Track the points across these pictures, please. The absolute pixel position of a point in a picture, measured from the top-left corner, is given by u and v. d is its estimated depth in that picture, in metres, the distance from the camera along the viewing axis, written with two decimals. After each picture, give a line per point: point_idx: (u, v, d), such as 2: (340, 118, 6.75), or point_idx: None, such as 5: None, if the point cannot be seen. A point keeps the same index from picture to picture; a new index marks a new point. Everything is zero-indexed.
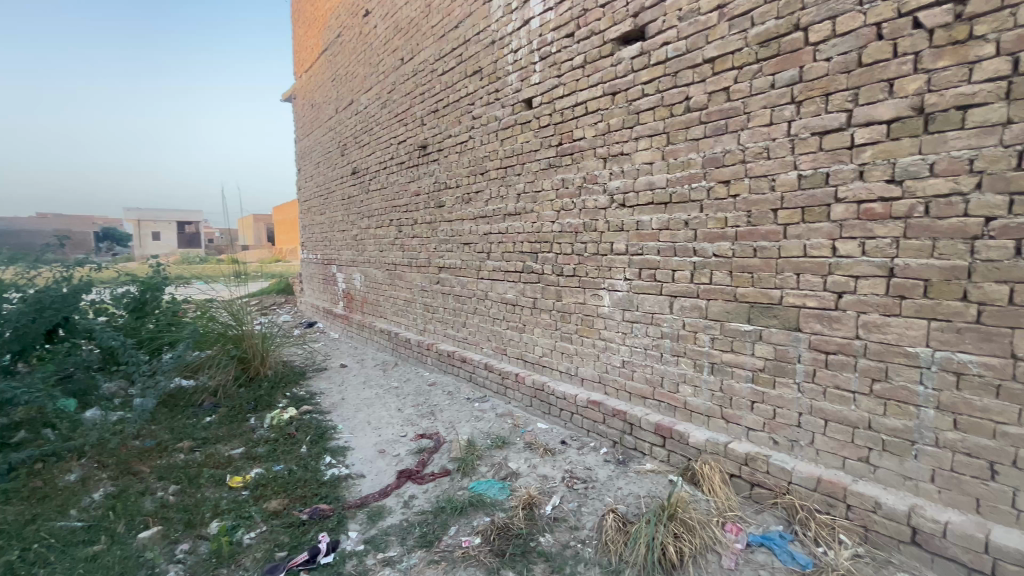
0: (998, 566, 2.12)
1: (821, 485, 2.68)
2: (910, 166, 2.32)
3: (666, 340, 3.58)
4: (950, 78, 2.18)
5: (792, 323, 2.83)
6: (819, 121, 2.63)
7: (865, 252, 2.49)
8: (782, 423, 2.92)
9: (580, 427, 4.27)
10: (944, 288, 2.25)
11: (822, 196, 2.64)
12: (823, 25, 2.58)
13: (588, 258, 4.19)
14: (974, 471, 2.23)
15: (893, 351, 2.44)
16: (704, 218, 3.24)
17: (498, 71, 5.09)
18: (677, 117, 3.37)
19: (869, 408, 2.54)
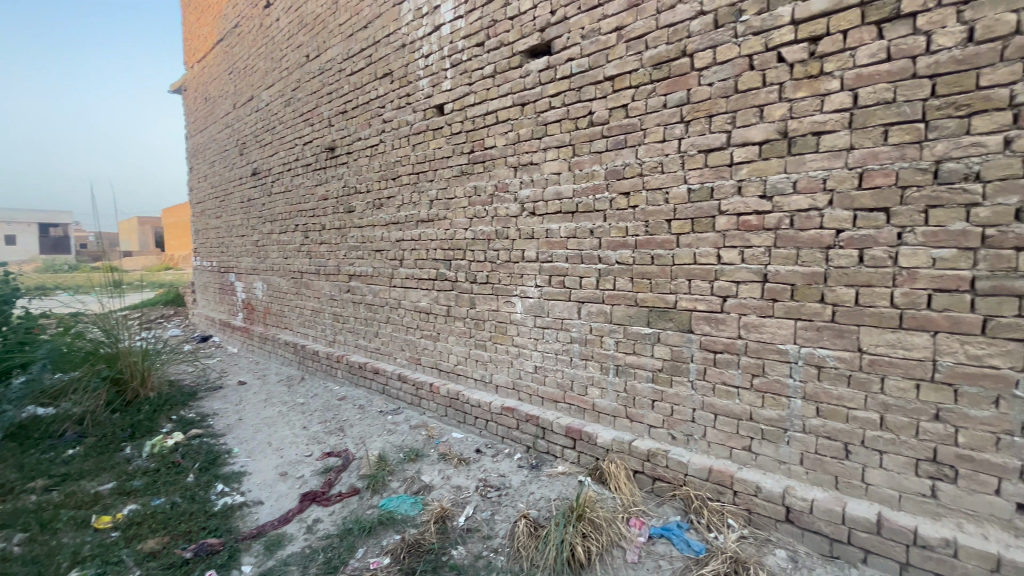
0: (853, 534, 2.42)
1: (712, 474, 2.90)
2: (778, 184, 2.60)
3: (574, 345, 3.70)
4: (807, 107, 2.49)
5: (685, 325, 3.05)
6: (704, 140, 2.87)
7: (744, 259, 2.76)
8: (679, 419, 3.12)
9: (494, 434, 4.26)
10: (807, 291, 2.55)
11: (708, 208, 2.88)
12: (705, 53, 2.83)
13: (500, 265, 4.22)
14: (833, 452, 2.53)
15: (768, 348, 2.71)
16: (607, 227, 3.41)
17: (409, 75, 5.00)
18: (582, 130, 3.51)
19: (750, 401, 2.80)
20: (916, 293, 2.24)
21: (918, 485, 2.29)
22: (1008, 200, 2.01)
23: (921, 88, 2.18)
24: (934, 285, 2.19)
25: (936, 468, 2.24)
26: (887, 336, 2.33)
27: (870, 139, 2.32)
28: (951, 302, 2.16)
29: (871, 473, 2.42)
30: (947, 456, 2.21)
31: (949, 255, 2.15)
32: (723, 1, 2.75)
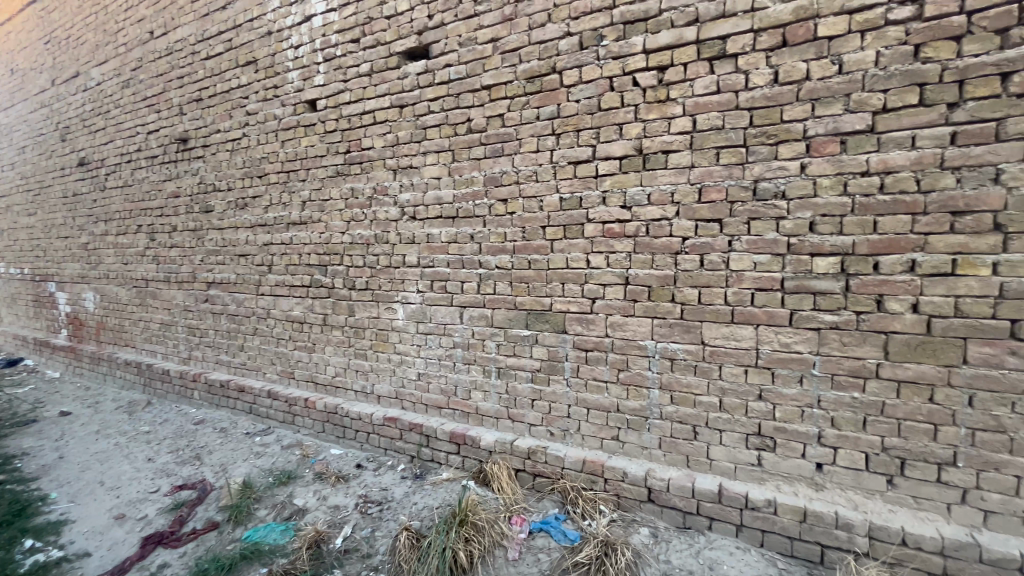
0: (701, 506, 2.75)
1: (586, 465, 3.10)
2: (635, 195, 2.88)
3: (457, 349, 3.70)
4: (657, 128, 2.79)
5: (560, 326, 3.22)
6: (573, 153, 3.07)
7: (609, 264, 3.00)
8: (556, 416, 3.28)
9: (377, 447, 4.08)
10: (661, 292, 2.85)
11: (578, 216, 3.09)
12: (572, 71, 3.04)
13: (380, 270, 4.07)
14: (684, 434, 2.85)
15: (630, 345, 2.97)
16: (486, 233, 3.47)
17: (276, 65, 4.61)
18: (461, 137, 3.55)
19: (617, 394, 3.04)
20: (743, 292, 2.62)
21: (748, 456, 2.68)
22: (805, 215, 2.44)
23: (742, 118, 2.56)
24: (756, 285, 2.58)
25: (761, 440, 2.64)
26: (722, 329, 2.70)
27: (706, 159, 2.67)
28: (768, 299, 2.56)
29: (714, 449, 2.77)
30: (768, 429, 2.62)
31: (766, 259, 2.55)
32: (586, 25, 2.97)
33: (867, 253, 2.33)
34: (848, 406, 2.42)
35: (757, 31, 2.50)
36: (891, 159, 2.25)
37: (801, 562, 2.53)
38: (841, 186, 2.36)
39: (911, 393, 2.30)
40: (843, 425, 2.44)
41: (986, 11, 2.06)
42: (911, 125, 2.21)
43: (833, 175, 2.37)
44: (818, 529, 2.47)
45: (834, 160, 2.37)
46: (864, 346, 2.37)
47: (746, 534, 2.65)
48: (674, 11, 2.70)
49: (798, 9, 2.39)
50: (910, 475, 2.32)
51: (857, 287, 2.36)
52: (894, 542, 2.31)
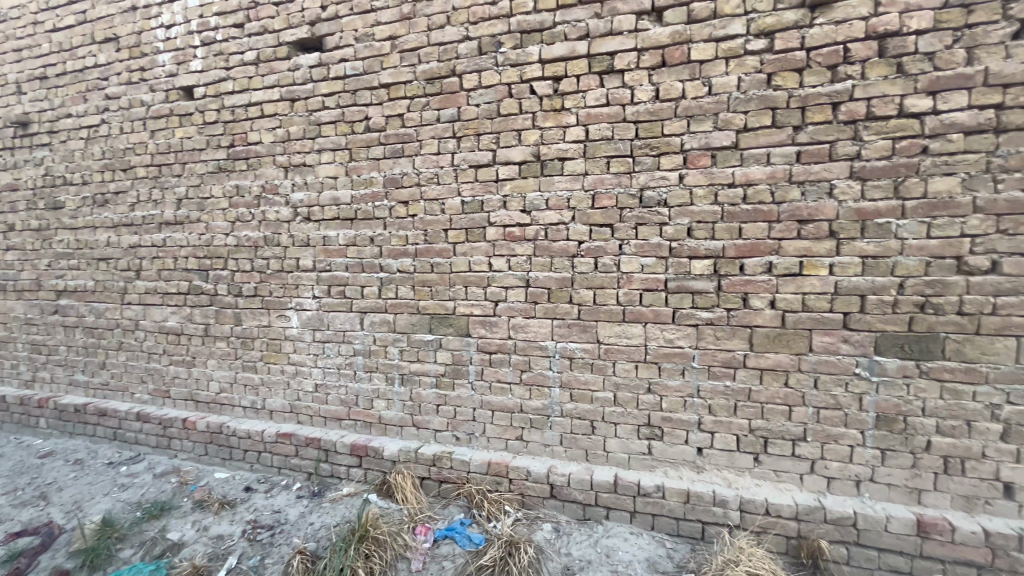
0: (599, 497, 2.89)
1: (491, 468, 3.11)
2: (534, 200, 2.96)
3: (358, 357, 3.54)
4: (554, 136, 2.90)
5: (464, 329, 3.22)
6: (473, 156, 3.09)
7: (510, 267, 3.05)
8: (461, 420, 3.26)
9: (269, 467, 3.76)
10: (559, 294, 2.95)
11: (479, 220, 3.10)
12: (472, 75, 3.05)
13: (271, 275, 3.77)
14: (583, 429, 2.97)
15: (532, 345, 3.05)
16: (387, 235, 3.37)
17: (142, 45, 4.09)
18: (358, 135, 3.40)
19: (520, 394, 3.10)
20: (632, 293, 2.80)
21: (640, 445, 2.86)
22: (683, 221, 2.67)
23: (629, 130, 2.74)
24: (644, 286, 2.78)
25: (650, 430, 2.83)
26: (615, 328, 2.86)
27: (598, 167, 2.82)
28: (654, 298, 2.77)
29: (610, 442, 2.92)
30: (656, 419, 2.82)
31: (651, 261, 2.75)
32: (485, 31, 3.00)
33: (734, 256, 2.60)
34: (722, 394, 2.69)
35: (640, 50, 2.69)
36: (752, 173, 2.54)
37: (686, 539, 2.74)
38: (712, 196, 2.61)
39: (771, 379, 2.60)
40: (718, 411, 2.70)
41: (820, 49, 2.40)
42: (766, 144, 2.52)
43: (705, 186, 2.62)
44: (699, 507, 2.70)
45: (706, 172, 2.62)
46: (733, 339, 2.65)
47: (639, 520, 2.82)
48: (567, 25, 2.82)
49: (674, 33, 2.62)
50: (772, 452, 2.63)
51: (727, 286, 2.63)
52: (760, 513, 2.60)
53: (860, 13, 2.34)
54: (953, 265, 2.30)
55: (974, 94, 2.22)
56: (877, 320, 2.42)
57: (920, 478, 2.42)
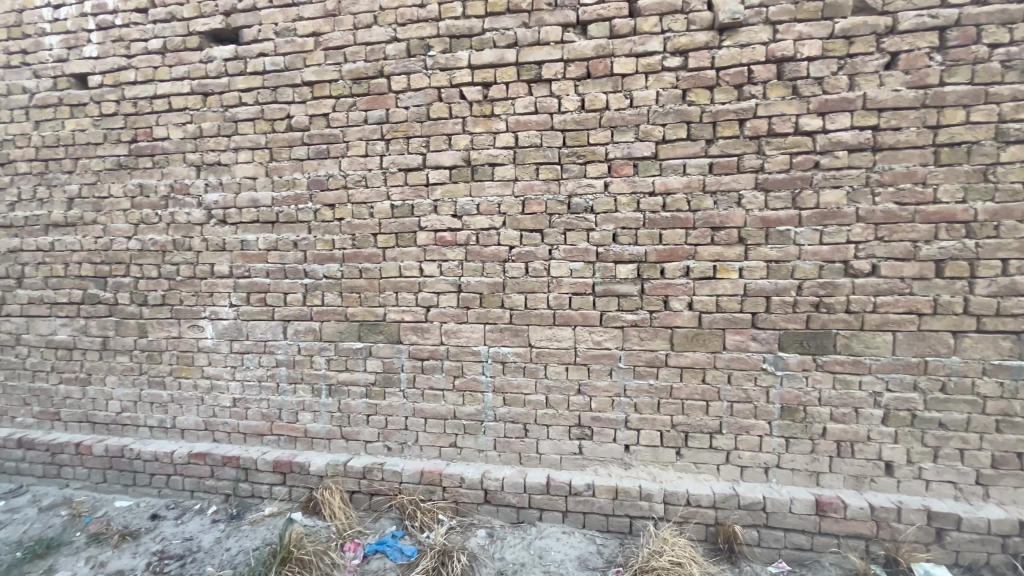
0: (532, 499, 2.92)
1: (423, 477, 3.05)
2: (465, 205, 2.95)
3: (281, 369, 3.35)
4: (484, 142, 2.91)
5: (394, 336, 3.14)
6: (403, 160, 3.04)
7: (442, 272, 3.03)
8: (393, 429, 3.18)
9: (180, 491, 3.46)
10: (491, 299, 2.96)
11: (410, 224, 3.05)
12: (401, 77, 3.00)
13: (181, 282, 3.47)
14: (516, 433, 3.00)
15: (464, 351, 3.03)
16: (312, 240, 3.22)
17: (24, 25, 3.64)
18: (279, 134, 3.23)
19: (453, 400, 3.07)
20: (561, 296, 2.87)
21: (571, 446, 2.93)
22: (609, 227, 2.78)
23: (557, 138, 2.81)
24: (573, 290, 2.85)
25: (581, 430, 2.91)
26: (546, 331, 2.91)
27: (528, 174, 2.87)
28: (583, 302, 2.85)
29: (542, 444, 2.97)
30: (586, 420, 2.90)
31: (580, 266, 2.82)
32: (413, 34, 2.97)
33: (655, 260, 2.74)
34: (647, 392, 2.82)
35: (566, 61, 2.77)
36: (670, 183, 2.69)
37: (615, 534, 2.83)
38: (635, 203, 2.74)
39: (690, 376, 2.76)
40: (643, 409, 2.83)
41: (728, 69, 2.60)
42: (682, 155, 2.68)
43: (629, 194, 2.74)
44: (627, 503, 2.81)
45: (629, 181, 2.74)
46: (656, 340, 2.78)
47: (571, 519, 2.88)
48: (495, 33, 2.85)
49: (598, 47, 2.72)
50: (692, 445, 2.79)
51: (649, 289, 2.76)
52: (682, 503, 2.75)
53: (761, 39, 2.55)
54: (841, 268, 2.56)
55: (856, 116, 2.49)
56: (780, 319, 2.64)
57: (818, 462, 2.66)
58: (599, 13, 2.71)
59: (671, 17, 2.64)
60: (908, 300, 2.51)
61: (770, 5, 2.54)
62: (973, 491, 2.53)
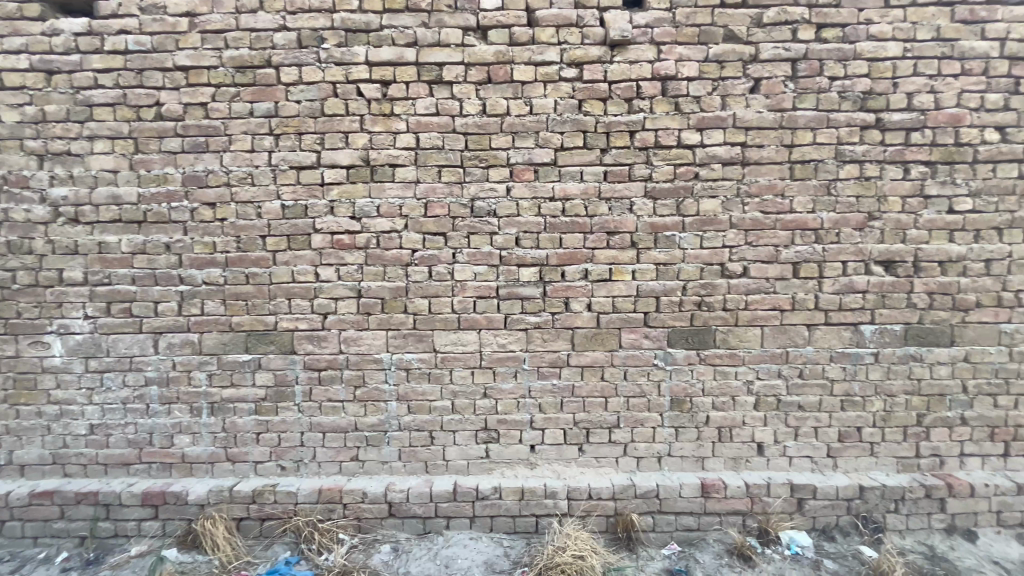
0: (439, 507, 2.85)
1: (322, 495, 2.87)
2: (364, 207, 2.83)
3: (151, 388, 2.96)
4: (384, 141, 2.81)
5: (287, 346, 2.92)
6: (295, 157, 2.84)
7: (340, 276, 2.87)
8: (287, 447, 2.95)
9: (19, 538, 2.92)
10: (393, 304, 2.87)
11: (303, 226, 2.86)
12: (291, 69, 2.80)
13: (18, 291, 2.93)
14: (421, 441, 2.92)
15: (365, 359, 2.90)
16: (188, 242, 2.89)
17: None
18: (146, 123, 2.87)
19: (355, 412, 2.92)
20: (466, 300, 2.85)
21: (477, 450, 2.92)
22: (511, 231, 2.82)
23: (459, 141, 2.79)
24: (477, 293, 2.85)
25: (487, 434, 2.91)
26: (451, 336, 2.88)
27: (430, 176, 2.82)
28: (487, 305, 2.85)
29: (449, 450, 2.92)
30: (492, 423, 2.90)
31: (483, 270, 2.83)
32: (305, 24, 2.79)
33: (556, 263, 2.82)
34: (550, 392, 2.88)
35: (467, 65, 2.77)
36: (568, 188, 2.79)
37: (521, 535, 2.86)
38: (536, 208, 2.80)
39: (590, 375, 2.88)
40: (547, 409, 2.89)
41: (619, 83, 2.75)
42: (579, 163, 2.79)
43: (530, 199, 2.80)
44: (533, 502, 2.85)
45: (529, 186, 2.80)
46: (558, 341, 2.86)
47: (478, 523, 2.86)
48: (394, 30, 2.77)
49: (498, 53, 2.75)
50: (593, 441, 2.90)
51: (551, 292, 2.83)
52: (584, 498, 2.84)
53: (647, 57, 2.74)
54: (718, 270, 2.82)
55: (728, 133, 2.77)
56: (668, 318, 2.85)
57: (703, 447, 2.90)
58: (499, 19, 2.74)
59: (567, 29, 2.74)
60: (772, 298, 2.83)
61: (655, 26, 2.73)
62: (825, 463, 2.90)
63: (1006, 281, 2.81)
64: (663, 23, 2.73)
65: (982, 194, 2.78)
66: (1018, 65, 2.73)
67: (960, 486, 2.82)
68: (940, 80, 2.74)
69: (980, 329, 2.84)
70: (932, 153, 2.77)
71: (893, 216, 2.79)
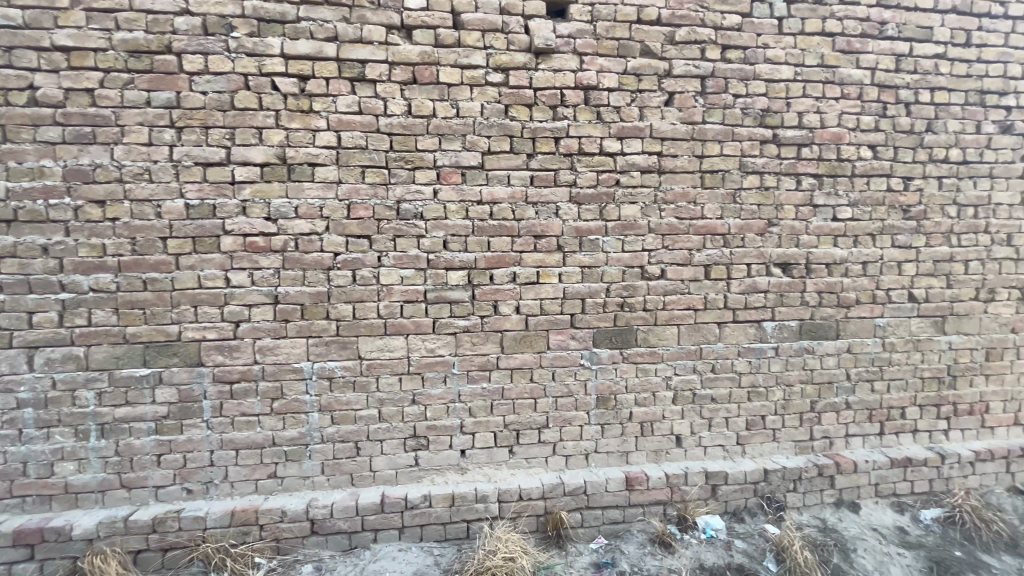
0: (365, 521, 2.74)
1: (235, 518, 2.66)
2: (281, 207, 2.67)
3: (25, 411, 2.59)
4: (302, 139, 2.67)
5: (193, 358, 2.68)
6: (200, 152, 2.61)
7: (254, 282, 2.68)
8: (193, 468, 2.70)
9: None
10: (314, 310, 2.73)
11: (211, 227, 2.64)
12: (195, 57, 2.58)
13: None
14: (347, 453, 2.80)
15: (283, 369, 2.73)
16: (71, 244, 2.57)
17: None
18: (17, 108, 2.51)
19: (271, 425, 2.74)
20: (393, 305, 2.78)
21: (406, 458, 2.85)
22: (439, 234, 2.78)
23: (383, 141, 2.72)
24: (404, 298, 2.78)
25: (416, 441, 2.85)
26: (377, 342, 2.78)
27: (353, 176, 2.72)
28: (414, 310, 2.79)
29: (376, 460, 2.82)
30: (421, 430, 2.84)
31: (410, 273, 2.77)
32: (211, 9, 2.58)
33: (484, 267, 2.83)
34: (480, 396, 2.88)
35: (391, 64, 2.70)
36: (496, 192, 2.81)
37: (452, 542, 2.82)
38: (464, 211, 2.79)
39: (519, 377, 2.91)
40: (477, 413, 2.88)
41: (544, 90, 2.82)
42: (506, 167, 2.82)
43: (457, 202, 2.78)
44: (463, 508, 2.82)
45: (457, 189, 2.78)
46: (487, 344, 2.86)
47: (407, 534, 2.79)
48: (312, 23, 2.64)
49: (423, 53, 2.71)
50: (523, 442, 2.93)
51: (479, 295, 2.83)
52: (515, 499, 2.86)
53: (571, 67, 2.83)
54: (639, 272, 2.97)
55: (646, 142, 2.92)
56: (593, 319, 2.95)
57: (626, 442, 3.03)
58: (424, 20, 2.70)
59: (492, 34, 2.76)
60: (686, 298, 3.02)
61: (577, 37, 2.82)
62: (735, 450, 3.14)
63: (879, 281, 3.20)
64: (584, 35, 2.83)
65: (860, 205, 3.15)
66: (885, 92, 3.13)
67: (846, 464, 3.17)
68: (824, 102, 3.07)
69: (859, 324, 3.21)
70: (819, 167, 3.10)
71: (789, 223, 3.09)
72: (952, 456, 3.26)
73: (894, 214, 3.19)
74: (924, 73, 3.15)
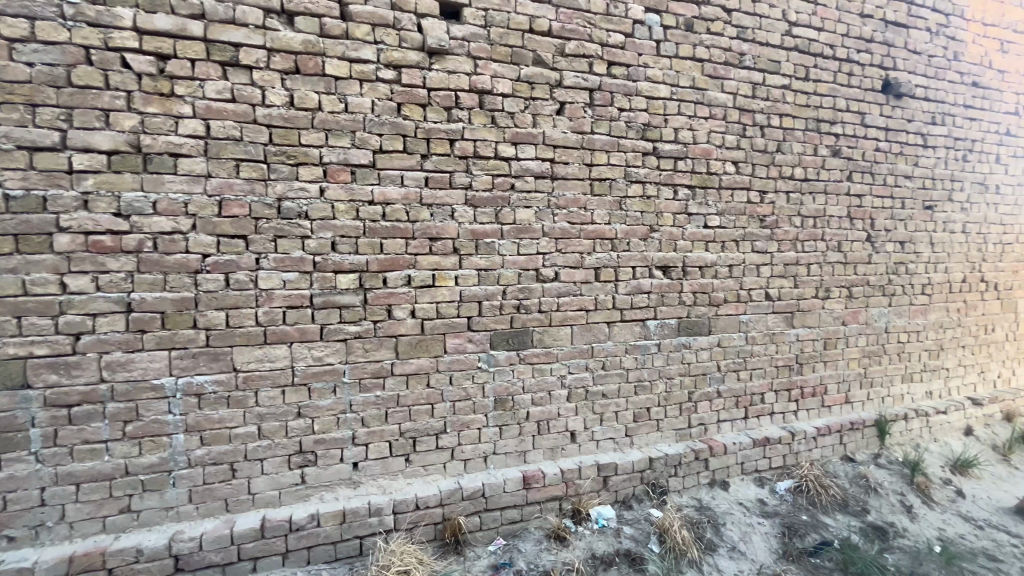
0: (241, 550, 2.48)
1: (74, 564, 2.27)
2: (134, 202, 2.34)
3: None
4: (160, 125, 2.36)
5: (16, 380, 2.25)
6: (24, 134, 2.20)
7: (99, 287, 2.31)
8: (17, 510, 2.26)
9: None
10: (178, 318, 2.42)
11: (40, 223, 2.23)
12: (17, 21, 2.17)
13: None
14: (219, 476, 2.51)
15: (139, 387, 2.39)
16: None
17: None
18: None
19: (123, 453, 2.38)
20: (273, 311, 2.56)
21: (291, 477, 2.63)
22: (326, 235, 2.62)
23: (260, 133, 2.50)
24: (287, 303, 2.58)
25: (302, 457, 2.64)
26: (255, 352, 2.54)
27: (225, 170, 2.46)
28: (299, 316, 2.60)
29: (255, 482, 2.57)
30: (308, 444, 2.65)
31: (294, 277, 2.58)
32: None
33: (377, 270, 2.72)
34: (373, 405, 2.75)
35: (269, 50, 2.49)
36: (388, 193, 2.71)
37: (343, 561, 2.67)
38: (353, 211, 2.66)
39: (415, 382, 2.83)
40: (371, 422, 2.75)
41: (438, 91, 2.78)
42: (398, 167, 2.73)
43: (346, 201, 2.64)
44: (355, 524, 2.68)
45: (345, 188, 2.64)
46: (380, 350, 2.75)
47: (292, 558, 2.58)
48: None
49: (307, 42, 2.54)
50: (420, 449, 2.86)
51: (372, 299, 2.71)
52: (411, 509, 2.77)
53: (465, 69, 2.82)
54: (534, 275, 3.04)
55: (539, 149, 3.01)
56: (490, 321, 2.96)
57: (524, 442, 3.09)
58: (307, 6, 2.53)
59: (383, 29, 2.66)
60: (579, 299, 3.16)
61: (471, 41, 2.83)
62: (624, 441, 3.34)
63: (742, 282, 3.60)
64: (478, 39, 2.84)
65: (726, 214, 3.53)
66: (744, 115, 3.54)
67: (717, 447, 3.51)
68: (695, 120, 3.39)
69: (727, 320, 3.58)
70: (692, 179, 3.41)
71: (667, 229, 3.36)
72: (800, 433, 3.77)
73: (753, 223, 3.61)
74: (774, 101, 3.62)
